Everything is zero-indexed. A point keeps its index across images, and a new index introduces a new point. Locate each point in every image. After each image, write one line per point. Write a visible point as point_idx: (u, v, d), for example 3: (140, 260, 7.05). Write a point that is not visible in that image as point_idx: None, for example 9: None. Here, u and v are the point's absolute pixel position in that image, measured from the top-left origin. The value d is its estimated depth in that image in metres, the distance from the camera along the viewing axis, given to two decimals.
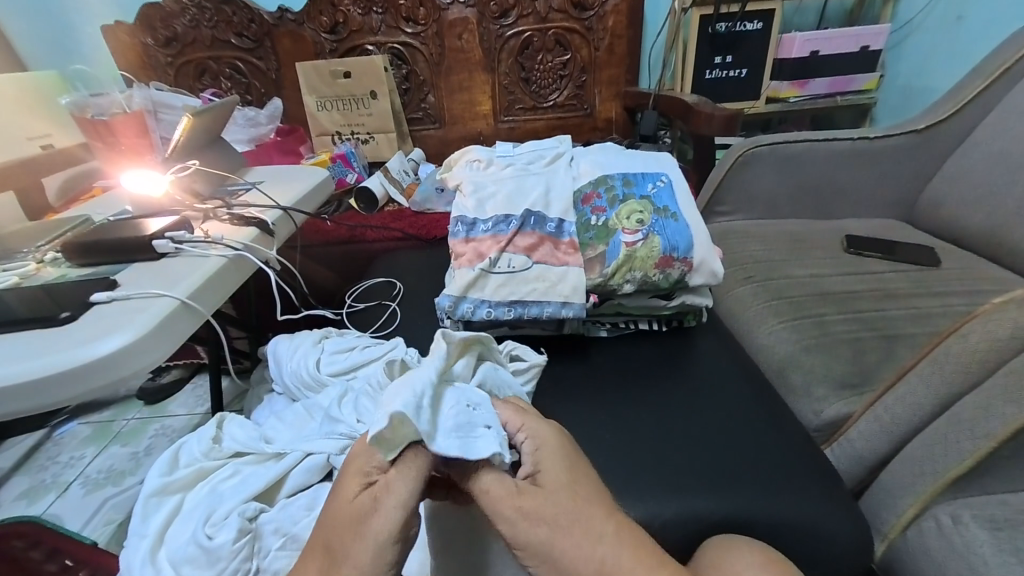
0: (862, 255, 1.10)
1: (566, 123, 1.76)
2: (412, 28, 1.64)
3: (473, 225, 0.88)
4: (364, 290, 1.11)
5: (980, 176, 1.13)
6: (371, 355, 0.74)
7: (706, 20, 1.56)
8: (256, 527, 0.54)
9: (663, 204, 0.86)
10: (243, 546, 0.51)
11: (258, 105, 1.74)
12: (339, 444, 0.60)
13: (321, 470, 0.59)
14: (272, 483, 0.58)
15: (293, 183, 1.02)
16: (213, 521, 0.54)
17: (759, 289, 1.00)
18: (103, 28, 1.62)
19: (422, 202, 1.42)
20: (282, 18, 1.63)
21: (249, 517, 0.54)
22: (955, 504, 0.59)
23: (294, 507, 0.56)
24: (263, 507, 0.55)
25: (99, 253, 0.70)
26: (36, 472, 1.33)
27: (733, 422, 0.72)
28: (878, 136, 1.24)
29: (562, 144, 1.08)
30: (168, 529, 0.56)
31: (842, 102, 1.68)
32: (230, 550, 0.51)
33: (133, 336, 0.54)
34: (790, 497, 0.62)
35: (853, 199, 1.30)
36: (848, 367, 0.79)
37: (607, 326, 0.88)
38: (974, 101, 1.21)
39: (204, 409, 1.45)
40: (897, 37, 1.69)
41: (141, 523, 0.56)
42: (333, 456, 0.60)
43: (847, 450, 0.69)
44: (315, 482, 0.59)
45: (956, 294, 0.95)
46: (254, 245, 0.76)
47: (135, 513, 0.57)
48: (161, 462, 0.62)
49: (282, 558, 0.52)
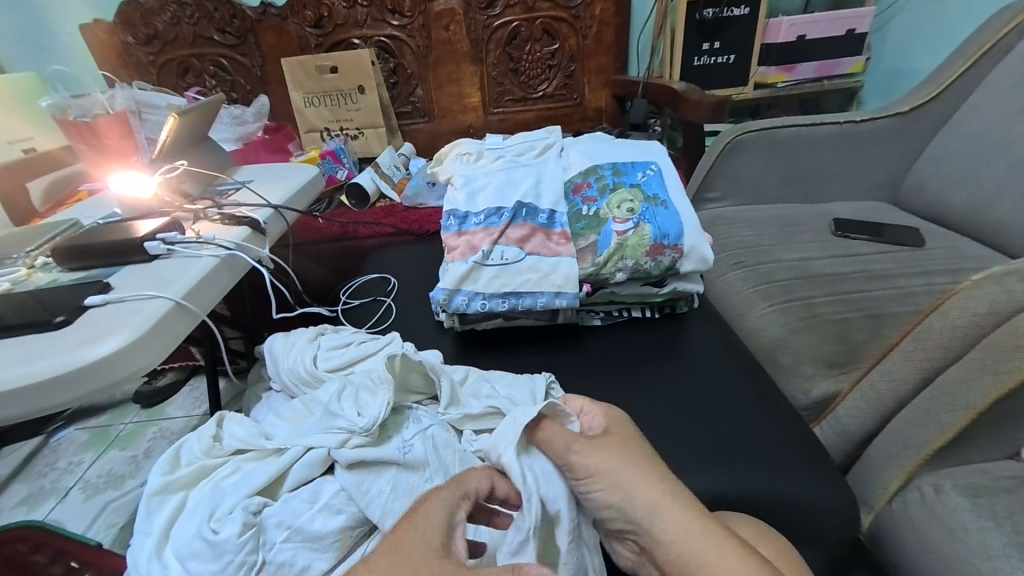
0: (848, 238, 1.12)
1: (556, 113, 1.76)
2: (398, 20, 1.62)
3: (465, 218, 0.89)
4: (359, 287, 1.11)
5: (963, 156, 1.15)
6: (371, 349, 0.75)
7: (694, 6, 1.56)
8: (260, 521, 0.55)
9: (653, 191, 0.87)
10: (247, 540, 0.52)
11: (244, 102, 1.72)
12: (339, 438, 0.61)
13: (322, 463, 0.60)
14: (274, 478, 0.59)
15: (283, 181, 1.02)
16: (217, 517, 0.54)
17: (749, 273, 1.02)
18: (81, 27, 1.59)
19: (413, 196, 1.42)
20: (265, 13, 1.61)
21: (252, 511, 0.55)
22: (937, 474, 0.61)
23: (296, 501, 0.56)
24: (265, 502, 0.56)
25: (90, 256, 0.70)
26: (35, 479, 1.33)
27: (726, 404, 0.73)
28: (864, 119, 1.25)
29: (551, 134, 1.08)
30: (172, 526, 0.56)
31: (829, 85, 1.69)
32: (236, 544, 0.52)
33: (128, 338, 0.55)
34: (781, 473, 0.64)
35: (840, 182, 1.32)
36: (835, 347, 0.81)
37: (600, 315, 0.89)
38: (956, 82, 1.23)
39: (202, 410, 1.46)
40: (882, 19, 1.69)
41: (146, 521, 0.57)
42: (332, 450, 0.60)
43: (835, 426, 0.71)
44: (317, 476, 0.60)
45: (939, 272, 0.97)
46: (245, 244, 0.76)
47: (140, 511, 0.57)
48: (162, 461, 0.62)
49: (288, 550, 0.54)
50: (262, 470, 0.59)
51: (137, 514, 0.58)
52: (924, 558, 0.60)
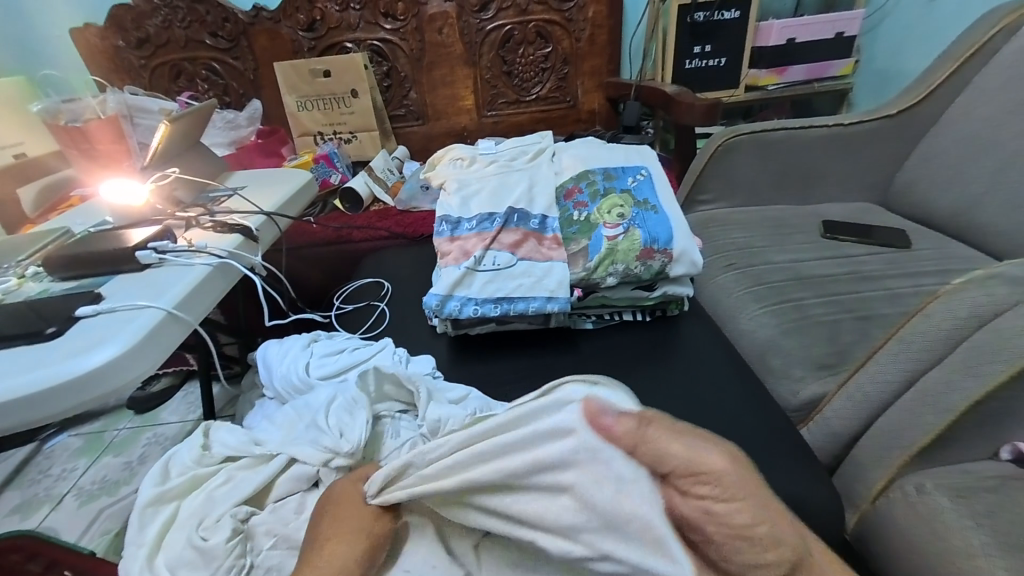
0: (838, 239, 1.13)
1: (549, 116, 1.77)
2: (391, 24, 1.62)
3: (458, 223, 0.89)
4: (352, 291, 1.11)
5: (949, 158, 1.17)
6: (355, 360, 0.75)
7: (686, 9, 1.57)
8: (247, 528, 0.56)
9: (643, 196, 0.88)
10: (235, 545, 0.54)
11: (237, 106, 1.72)
12: (326, 449, 0.60)
13: (309, 477, 0.59)
14: (261, 487, 0.59)
15: (276, 187, 1.02)
16: (207, 525, 0.55)
17: (739, 276, 1.03)
18: (72, 31, 1.58)
19: (407, 200, 1.43)
20: (258, 16, 1.60)
21: (242, 519, 0.56)
22: (921, 474, 0.62)
23: (285, 509, 0.57)
24: (253, 510, 0.57)
25: (82, 265, 0.70)
26: (27, 486, 1.32)
27: (716, 407, 0.74)
28: (853, 122, 1.27)
29: (544, 139, 1.09)
30: (164, 537, 0.57)
31: (820, 88, 1.71)
32: (225, 553, 0.53)
33: (122, 348, 0.55)
34: (769, 475, 0.65)
35: (829, 183, 1.33)
36: (824, 349, 0.82)
37: (593, 318, 0.90)
38: (943, 85, 1.25)
39: (197, 415, 1.45)
40: (872, 22, 1.71)
41: (138, 531, 0.57)
42: (320, 462, 0.60)
43: (823, 427, 0.73)
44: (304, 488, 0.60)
45: (926, 274, 0.98)
46: (238, 252, 0.77)
47: (132, 522, 0.58)
48: (153, 474, 0.62)
49: (275, 557, 0.54)
50: (251, 477, 0.59)
51: (129, 526, 0.58)
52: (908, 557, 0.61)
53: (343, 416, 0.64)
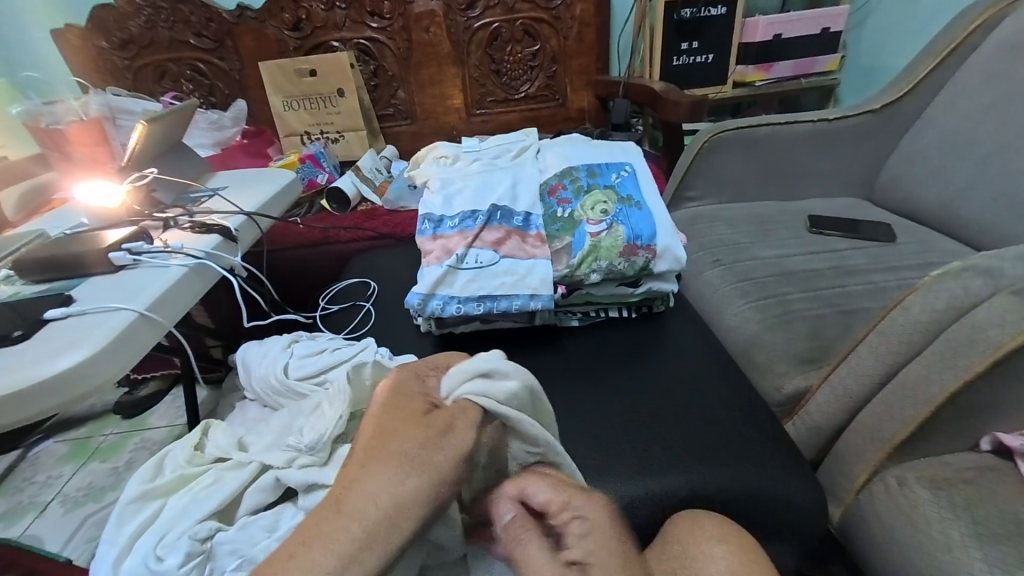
0: (823, 234, 1.14)
1: (538, 114, 1.76)
2: (377, 23, 1.61)
3: (441, 221, 0.89)
4: (338, 292, 1.10)
5: (933, 152, 1.17)
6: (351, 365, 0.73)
7: (672, 6, 1.57)
8: (209, 547, 0.53)
9: (627, 192, 0.88)
10: (190, 569, 0.51)
11: (223, 107, 1.70)
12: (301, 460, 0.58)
13: (274, 488, 0.58)
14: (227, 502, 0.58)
15: (259, 188, 1.01)
16: (166, 542, 0.53)
17: (726, 271, 1.03)
18: (53, 32, 1.56)
19: (395, 200, 1.42)
20: (242, 16, 1.59)
21: (202, 537, 0.54)
22: (902, 467, 0.62)
23: (255, 528, 0.55)
24: (217, 528, 0.55)
25: (55, 268, 0.69)
26: (12, 494, 1.30)
27: (702, 404, 0.74)
28: (839, 117, 1.27)
29: (528, 136, 1.08)
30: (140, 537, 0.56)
31: (807, 84, 1.71)
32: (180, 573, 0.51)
33: (90, 351, 0.54)
34: (752, 471, 0.65)
35: (816, 179, 1.34)
36: (807, 344, 0.82)
37: (578, 315, 0.89)
38: (926, 80, 1.25)
39: (185, 419, 1.44)
40: (857, 18, 1.72)
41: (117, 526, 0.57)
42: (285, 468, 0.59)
43: (807, 422, 0.73)
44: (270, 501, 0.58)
45: (911, 267, 0.99)
46: (216, 252, 0.76)
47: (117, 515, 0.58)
48: (145, 469, 0.62)
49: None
50: (231, 484, 0.58)
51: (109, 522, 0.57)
52: (890, 550, 0.61)
53: (312, 426, 0.61)
